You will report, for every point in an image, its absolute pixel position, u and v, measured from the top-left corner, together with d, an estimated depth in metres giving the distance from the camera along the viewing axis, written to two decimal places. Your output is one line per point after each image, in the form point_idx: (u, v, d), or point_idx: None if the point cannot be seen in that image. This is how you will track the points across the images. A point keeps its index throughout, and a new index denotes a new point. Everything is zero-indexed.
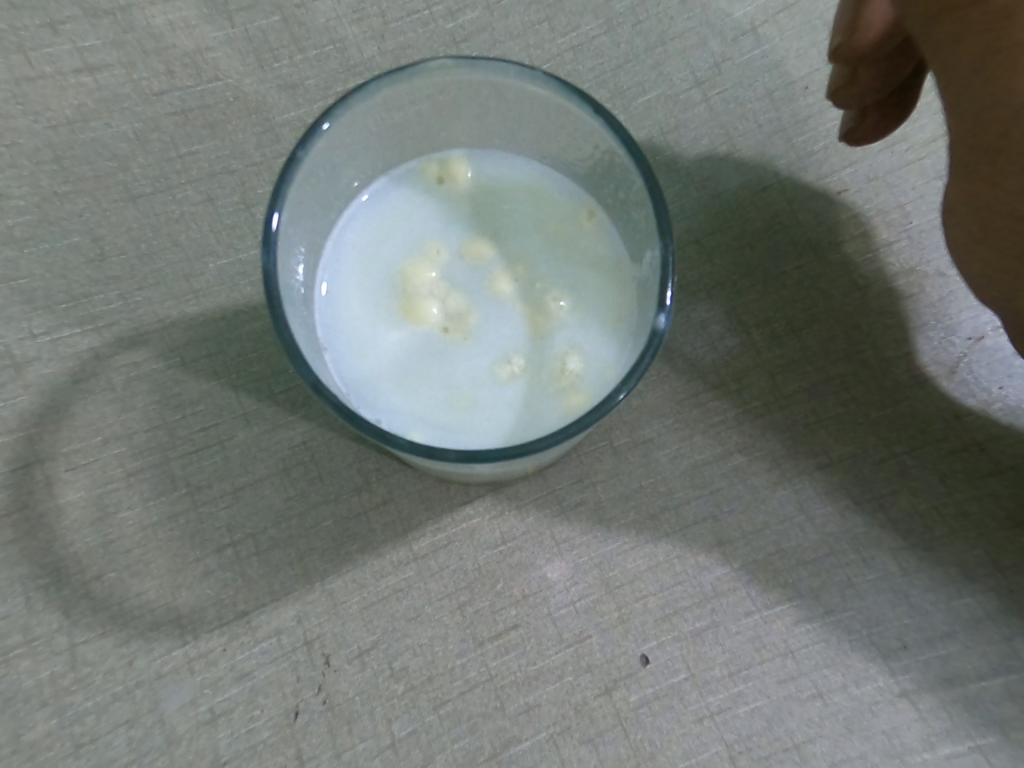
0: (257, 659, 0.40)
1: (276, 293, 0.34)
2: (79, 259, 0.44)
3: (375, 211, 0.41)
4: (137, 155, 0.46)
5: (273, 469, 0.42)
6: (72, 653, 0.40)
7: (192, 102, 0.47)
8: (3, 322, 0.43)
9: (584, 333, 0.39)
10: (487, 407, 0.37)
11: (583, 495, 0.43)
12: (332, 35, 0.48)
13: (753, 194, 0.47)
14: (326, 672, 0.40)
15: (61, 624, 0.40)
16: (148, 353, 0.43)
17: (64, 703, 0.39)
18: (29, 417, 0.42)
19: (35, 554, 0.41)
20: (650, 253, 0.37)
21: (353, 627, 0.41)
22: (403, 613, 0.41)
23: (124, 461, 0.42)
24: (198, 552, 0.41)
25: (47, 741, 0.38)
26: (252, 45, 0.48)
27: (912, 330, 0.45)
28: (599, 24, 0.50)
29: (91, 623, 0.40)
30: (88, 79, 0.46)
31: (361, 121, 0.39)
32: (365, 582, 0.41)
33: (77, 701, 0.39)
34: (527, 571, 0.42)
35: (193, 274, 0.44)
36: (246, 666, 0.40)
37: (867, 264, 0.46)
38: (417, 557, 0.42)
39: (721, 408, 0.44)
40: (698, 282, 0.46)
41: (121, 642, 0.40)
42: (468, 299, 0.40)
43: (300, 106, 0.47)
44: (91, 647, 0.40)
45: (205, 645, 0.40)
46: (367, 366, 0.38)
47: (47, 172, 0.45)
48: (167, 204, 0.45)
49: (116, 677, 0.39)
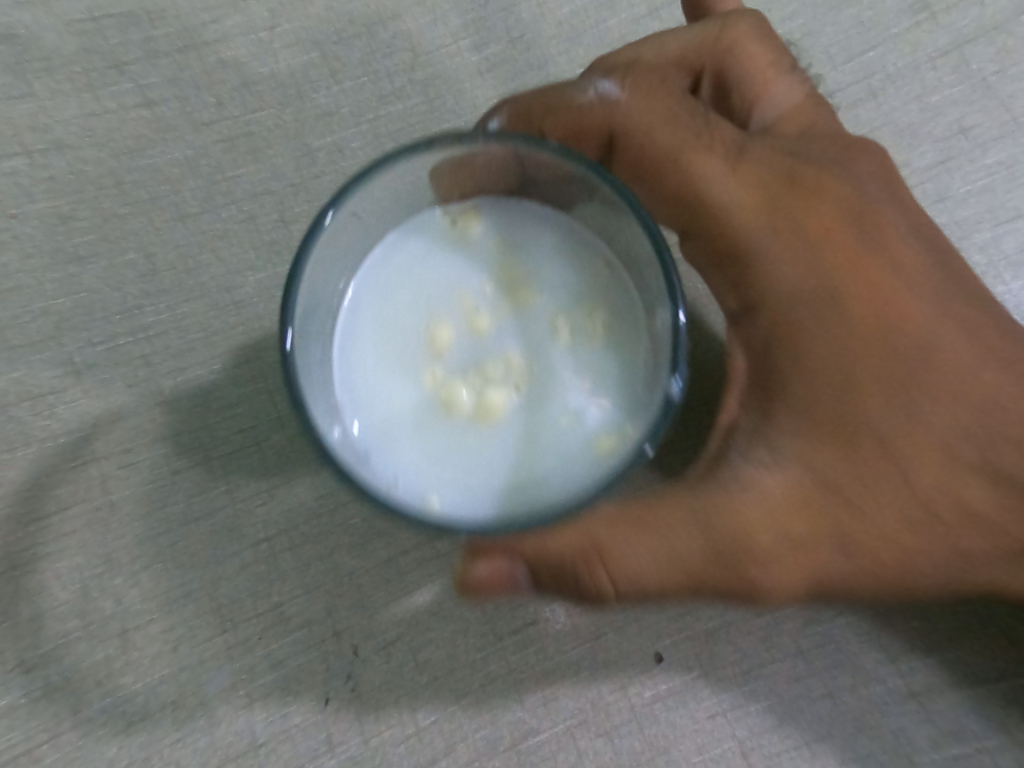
0: (290, 647, 0.43)
1: (297, 388, 0.33)
2: (136, 274, 0.45)
3: (380, 271, 0.38)
4: (186, 181, 0.45)
5: (306, 469, 0.44)
6: (123, 637, 0.43)
7: (239, 130, 0.46)
8: (66, 330, 0.44)
9: (604, 389, 0.37)
10: (505, 471, 0.35)
11: None
12: (367, 67, 0.47)
13: None
14: (355, 661, 0.43)
15: (114, 609, 0.43)
16: (195, 359, 0.44)
17: (117, 683, 0.42)
18: (86, 419, 0.44)
19: (88, 545, 0.44)
20: (662, 315, 0.35)
21: (379, 619, 0.43)
22: (426, 609, 0.43)
23: (167, 459, 0.44)
24: (235, 546, 0.44)
25: (103, 717, 0.42)
26: (293, 81, 0.47)
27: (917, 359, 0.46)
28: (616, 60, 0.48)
29: (141, 609, 0.43)
30: (147, 112, 0.46)
31: (369, 198, 0.35)
32: (391, 578, 0.44)
33: (128, 681, 0.42)
34: None
35: (234, 287, 0.45)
36: (280, 655, 0.43)
37: None
38: (441, 556, 0.44)
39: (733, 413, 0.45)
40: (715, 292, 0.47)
41: (167, 629, 0.43)
42: (482, 355, 0.37)
43: (338, 132, 0.46)
44: (140, 632, 0.43)
45: (243, 633, 0.43)
46: (377, 422, 0.36)
47: (107, 195, 0.45)
48: (213, 223, 0.45)
49: (162, 661, 0.43)
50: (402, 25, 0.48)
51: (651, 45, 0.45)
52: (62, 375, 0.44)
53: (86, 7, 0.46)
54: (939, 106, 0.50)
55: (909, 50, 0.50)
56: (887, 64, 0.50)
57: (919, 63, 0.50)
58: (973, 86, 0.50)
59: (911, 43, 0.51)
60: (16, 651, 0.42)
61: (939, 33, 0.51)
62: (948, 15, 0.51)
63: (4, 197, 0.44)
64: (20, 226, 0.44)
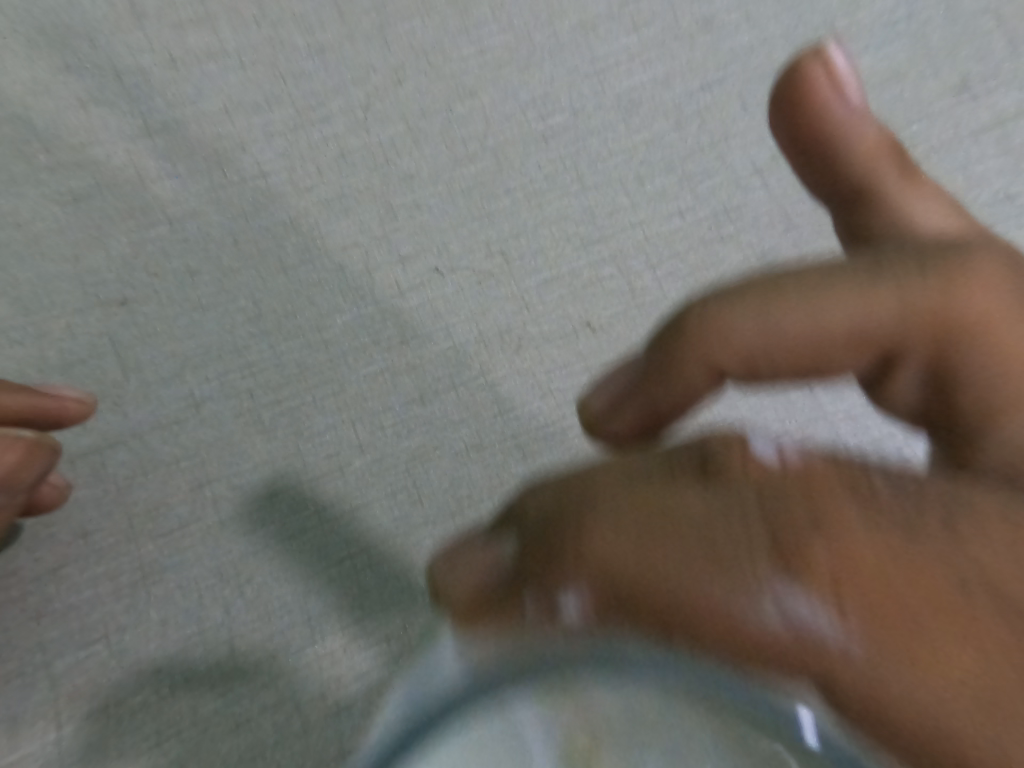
0: (372, 660, 0.49)
1: None
2: (244, 318, 0.52)
3: None
4: (289, 235, 0.53)
5: (384, 492, 0.51)
6: (231, 644, 0.48)
7: (333, 193, 0.53)
8: (189, 369, 0.51)
9: None
10: None
11: None
12: (446, 136, 0.54)
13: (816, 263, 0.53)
14: None
15: (223, 618, 0.49)
16: (292, 392, 0.51)
17: (227, 686, 0.48)
18: (202, 447, 0.51)
19: (202, 558, 0.49)
20: None
21: None
22: None
23: (266, 482, 0.51)
24: (323, 562, 0.50)
25: (216, 717, 0.47)
26: (383, 149, 0.54)
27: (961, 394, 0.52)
28: (670, 122, 0.54)
29: (246, 619, 0.49)
30: (262, 182, 0.53)
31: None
32: None
33: (236, 685, 0.48)
34: None
35: (324, 326, 0.52)
36: (363, 666, 0.48)
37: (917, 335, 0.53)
38: None
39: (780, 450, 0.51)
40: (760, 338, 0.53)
41: (267, 637, 0.49)
42: None
43: (417, 190, 0.53)
44: (245, 640, 0.48)
45: (331, 643, 0.49)
46: None
47: (226, 251, 0.53)
48: (310, 273, 0.53)
49: (264, 667, 0.48)
50: (478, 101, 0.54)
51: (796, 289, 0.27)
52: (183, 409, 0.51)
53: (218, 101, 0.54)
54: (983, 175, 0.54)
55: (952, 124, 0.55)
56: (932, 136, 0.54)
57: (962, 136, 0.55)
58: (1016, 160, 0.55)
59: (955, 119, 0.55)
60: (146, 656, 0.48)
61: (982, 111, 0.55)
62: (988, 94, 0.56)
63: (147, 257, 0.52)
64: (159, 283, 0.52)
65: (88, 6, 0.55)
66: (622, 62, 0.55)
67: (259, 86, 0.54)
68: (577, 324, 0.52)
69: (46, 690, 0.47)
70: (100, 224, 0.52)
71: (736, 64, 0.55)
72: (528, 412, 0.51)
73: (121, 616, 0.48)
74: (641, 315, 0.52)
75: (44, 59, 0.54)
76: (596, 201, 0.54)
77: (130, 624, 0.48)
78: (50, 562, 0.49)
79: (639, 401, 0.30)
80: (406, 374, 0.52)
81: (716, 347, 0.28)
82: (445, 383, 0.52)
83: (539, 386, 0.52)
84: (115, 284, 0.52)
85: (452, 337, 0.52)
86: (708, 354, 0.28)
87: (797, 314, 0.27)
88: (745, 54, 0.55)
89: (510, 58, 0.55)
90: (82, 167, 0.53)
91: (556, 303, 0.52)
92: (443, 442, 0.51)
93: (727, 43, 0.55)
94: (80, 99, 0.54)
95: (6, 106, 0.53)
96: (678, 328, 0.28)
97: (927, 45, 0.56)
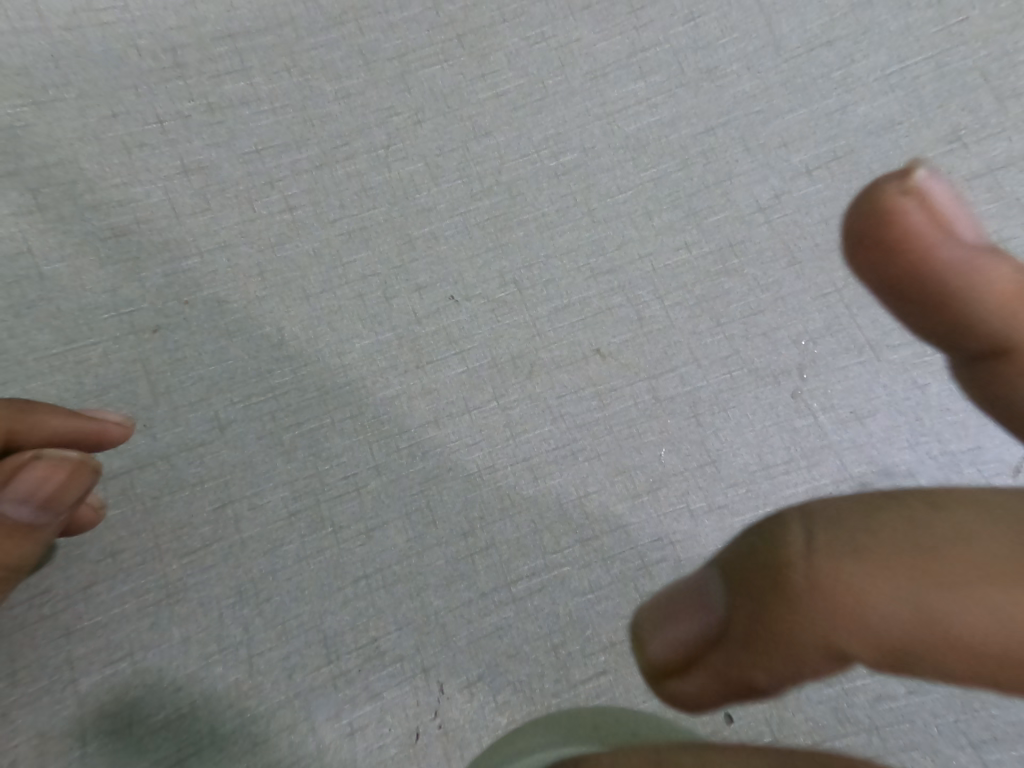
0: (385, 681, 0.50)
1: None
2: (267, 344, 0.55)
3: None
4: (313, 266, 0.57)
5: (399, 513, 0.53)
6: (249, 662, 0.50)
7: (355, 225, 0.57)
8: (216, 392, 0.54)
9: None
10: None
11: (664, 552, 0.52)
12: (463, 172, 0.59)
13: (815, 297, 0.56)
14: (441, 698, 0.49)
15: (243, 637, 0.50)
16: (312, 414, 0.54)
17: (244, 705, 0.49)
18: (226, 468, 0.53)
19: (223, 577, 0.51)
20: None
21: (461, 658, 0.50)
22: (504, 650, 0.50)
23: (286, 502, 0.53)
24: (339, 582, 0.51)
25: (234, 737, 0.48)
26: (403, 185, 0.58)
27: (970, 428, 0.53)
28: (676, 162, 0.58)
29: (264, 638, 0.50)
30: (288, 216, 0.57)
31: None
32: (472, 620, 0.51)
33: (254, 704, 0.49)
34: (613, 618, 0.51)
35: (343, 352, 0.55)
36: (377, 688, 0.49)
37: (924, 367, 0.54)
38: (515, 599, 0.51)
39: (793, 483, 0.53)
40: (766, 370, 0.55)
41: (284, 657, 0.50)
42: None
43: (433, 223, 0.58)
44: (263, 659, 0.50)
45: (345, 665, 0.50)
46: None
47: (253, 281, 0.56)
48: (331, 301, 0.56)
49: (280, 688, 0.49)
50: (493, 140, 0.59)
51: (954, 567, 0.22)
52: (208, 430, 0.53)
53: (251, 143, 0.58)
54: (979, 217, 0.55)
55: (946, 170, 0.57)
56: None
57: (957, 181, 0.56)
58: (1007, 204, 0.55)
59: (947, 166, 0.56)
60: (168, 674, 0.49)
61: (972, 159, 0.57)
62: (979, 145, 0.57)
63: (179, 286, 0.56)
64: (190, 311, 0.55)
65: (136, 58, 0.59)
66: (629, 106, 0.59)
67: (289, 129, 0.59)
68: (587, 351, 0.55)
69: (73, 707, 0.48)
70: (137, 258, 0.56)
71: (739, 109, 0.59)
72: (538, 435, 0.54)
73: (146, 634, 0.50)
74: (647, 341, 0.55)
75: (95, 109, 0.58)
76: (606, 234, 0.57)
77: (154, 642, 0.50)
78: (80, 581, 0.51)
79: (719, 652, 0.24)
80: (421, 398, 0.55)
81: (837, 623, 0.22)
82: (458, 408, 0.54)
83: (549, 409, 0.54)
84: (149, 312, 0.55)
85: (466, 362, 0.55)
86: (826, 631, 0.22)
87: (948, 602, 0.22)
88: (747, 100, 0.59)
89: (524, 100, 0.60)
90: (123, 205, 0.56)
91: (567, 331, 0.56)
92: (458, 465, 0.54)
93: (730, 90, 0.59)
94: (124, 143, 0.58)
95: (58, 149, 0.57)
96: (786, 567, 0.23)
97: (919, 100, 0.58)
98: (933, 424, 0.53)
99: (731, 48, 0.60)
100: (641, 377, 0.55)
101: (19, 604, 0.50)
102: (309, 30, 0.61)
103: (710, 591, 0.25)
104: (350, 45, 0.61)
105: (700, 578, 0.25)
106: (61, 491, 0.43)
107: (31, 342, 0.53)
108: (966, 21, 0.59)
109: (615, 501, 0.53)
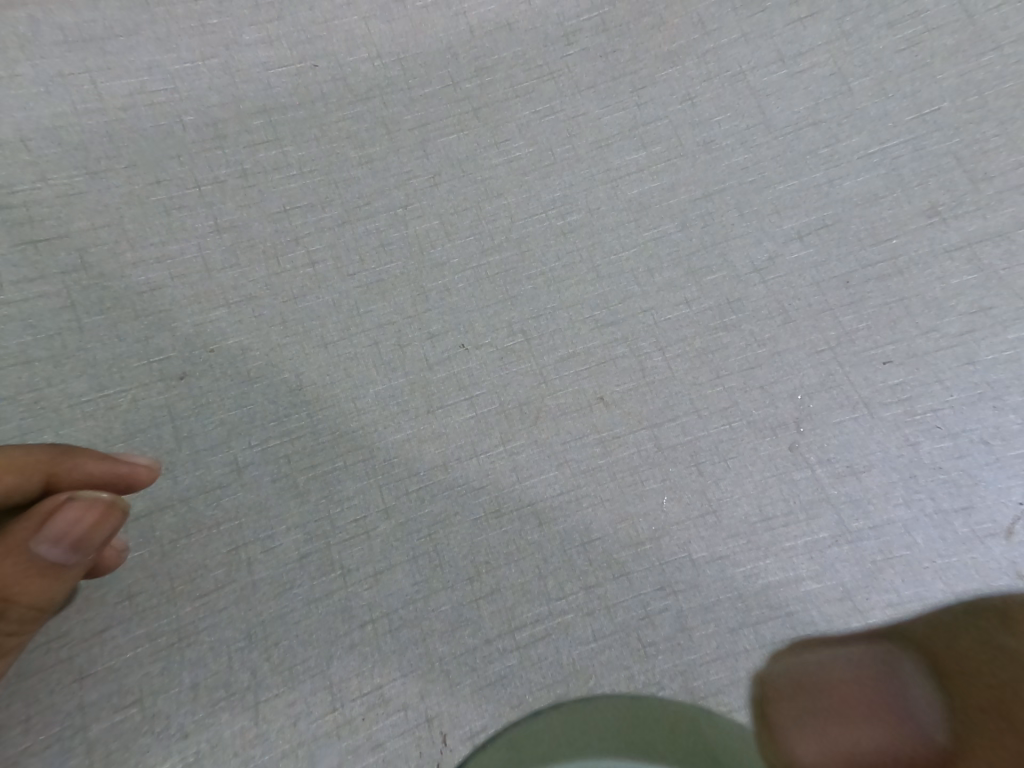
0: (389, 730, 0.50)
1: None
2: (286, 389, 0.58)
3: None
4: (332, 317, 0.60)
5: (405, 557, 0.54)
6: (255, 709, 0.50)
7: (373, 281, 0.61)
8: (235, 435, 0.56)
9: None
10: None
11: (666, 601, 0.53)
12: (475, 232, 0.62)
13: (809, 354, 0.58)
14: (443, 750, 0.49)
15: (250, 683, 0.51)
16: (325, 458, 0.56)
17: (249, 754, 0.49)
18: (240, 510, 0.55)
19: (234, 621, 0.52)
20: None
21: (465, 708, 0.51)
22: (507, 699, 0.51)
23: (298, 546, 0.54)
24: (347, 627, 0.52)
25: None
26: (419, 242, 0.62)
27: (964, 486, 0.54)
28: (676, 223, 0.62)
29: (271, 684, 0.51)
30: (310, 272, 0.61)
31: None
32: (476, 668, 0.52)
33: (258, 753, 0.49)
34: (615, 668, 0.52)
35: (357, 398, 0.58)
36: (380, 737, 0.50)
37: (915, 422, 0.56)
38: (518, 646, 0.52)
39: (792, 536, 0.54)
40: (764, 422, 0.57)
41: (290, 704, 0.50)
42: None
43: (446, 278, 0.61)
44: (270, 705, 0.50)
45: (350, 713, 0.50)
46: None
47: (275, 331, 0.59)
48: (347, 352, 0.59)
49: (285, 736, 0.50)
50: (505, 200, 0.63)
51: None
52: (226, 472, 0.56)
53: (281, 202, 0.63)
54: (959, 287, 0.58)
55: (929, 242, 0.60)
56: (907, 251, 0.60)
57: (937, 253, 0.59)
58: (986, 276, 0.58)
59: (928, 237, 0.60)
60: (175, 719, 0.50)
61: (951, 232, 0.60)
62: (957, 220, 0.60)
63: (207, 336, 0.59)
64: (215, 359, 0.58)
65: (180, 127, 0.64)
66: (632, 173, 0.64)
67: (315, 192, 0.63)
68: (590, 398, 0.58)
69: (82, 753, 0.49)
70: (169, 314, 0.59)
71: (734, 179, 0.63)
72: (542, 479, 0.56)
73: (156, 678, 0.51)
74: (648, 392, 0.58)
75: (141, 176, 0.62)
76: (609, 291, 0.61)
77: (164, 686, 0.50)
78: (96, 624, 0.52)
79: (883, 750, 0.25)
80: (432, 441, 0.57)
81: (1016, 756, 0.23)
82: (467, 452, 0.57)
83: (554, 455, 0.57)
84: (178, 361, 0.58)
85: (475, 408, 0.58)
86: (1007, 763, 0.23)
87: None
88: (741, 171, 0.63)
89: (535, 166, 0.64)
90: (161, 263, 0.60)
91: (572, 381, 0.58)
92: (465, 509, 0.55)
93: (725, 162, 0.63)
94: (165, 206, 0.62)
95: (104, 212, 0.61)
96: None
97: (900, 175, 0.61)
98: (927, 481, 0.54)
99: (726, 124, 0.64)
100: (643, 426, 0.57)
101: (37, 646, 0.51)
102: (337, 105, 0.65)
103: (891, 681, 0.26)
104: (373, 117, 0.65)
105: (871, 659, 0.27)
106: (88, 537, 0.44)
107: (66, 389, 0.56)
108: (938, 111, 0.63)
109: (618, 548, 0.54)
